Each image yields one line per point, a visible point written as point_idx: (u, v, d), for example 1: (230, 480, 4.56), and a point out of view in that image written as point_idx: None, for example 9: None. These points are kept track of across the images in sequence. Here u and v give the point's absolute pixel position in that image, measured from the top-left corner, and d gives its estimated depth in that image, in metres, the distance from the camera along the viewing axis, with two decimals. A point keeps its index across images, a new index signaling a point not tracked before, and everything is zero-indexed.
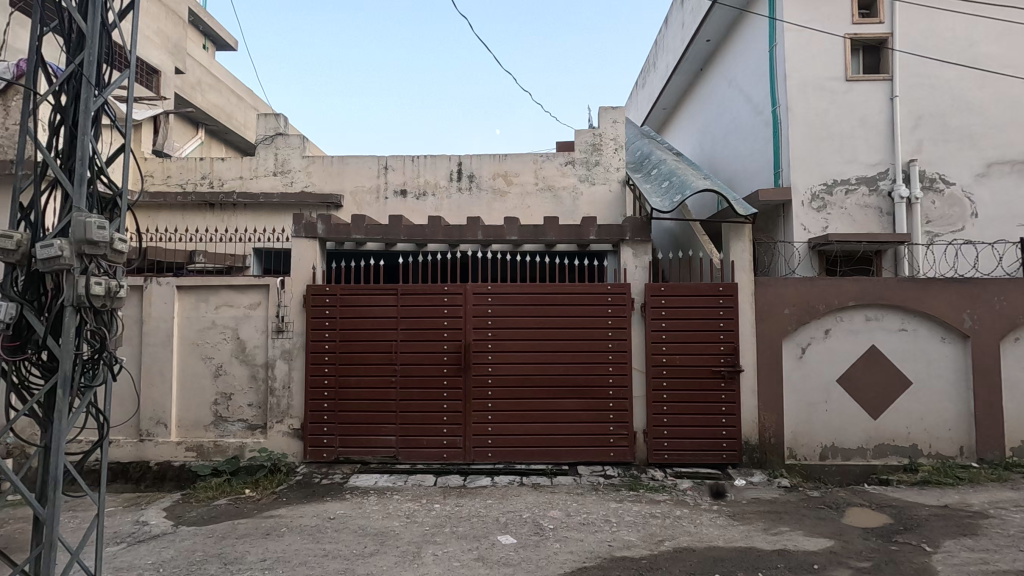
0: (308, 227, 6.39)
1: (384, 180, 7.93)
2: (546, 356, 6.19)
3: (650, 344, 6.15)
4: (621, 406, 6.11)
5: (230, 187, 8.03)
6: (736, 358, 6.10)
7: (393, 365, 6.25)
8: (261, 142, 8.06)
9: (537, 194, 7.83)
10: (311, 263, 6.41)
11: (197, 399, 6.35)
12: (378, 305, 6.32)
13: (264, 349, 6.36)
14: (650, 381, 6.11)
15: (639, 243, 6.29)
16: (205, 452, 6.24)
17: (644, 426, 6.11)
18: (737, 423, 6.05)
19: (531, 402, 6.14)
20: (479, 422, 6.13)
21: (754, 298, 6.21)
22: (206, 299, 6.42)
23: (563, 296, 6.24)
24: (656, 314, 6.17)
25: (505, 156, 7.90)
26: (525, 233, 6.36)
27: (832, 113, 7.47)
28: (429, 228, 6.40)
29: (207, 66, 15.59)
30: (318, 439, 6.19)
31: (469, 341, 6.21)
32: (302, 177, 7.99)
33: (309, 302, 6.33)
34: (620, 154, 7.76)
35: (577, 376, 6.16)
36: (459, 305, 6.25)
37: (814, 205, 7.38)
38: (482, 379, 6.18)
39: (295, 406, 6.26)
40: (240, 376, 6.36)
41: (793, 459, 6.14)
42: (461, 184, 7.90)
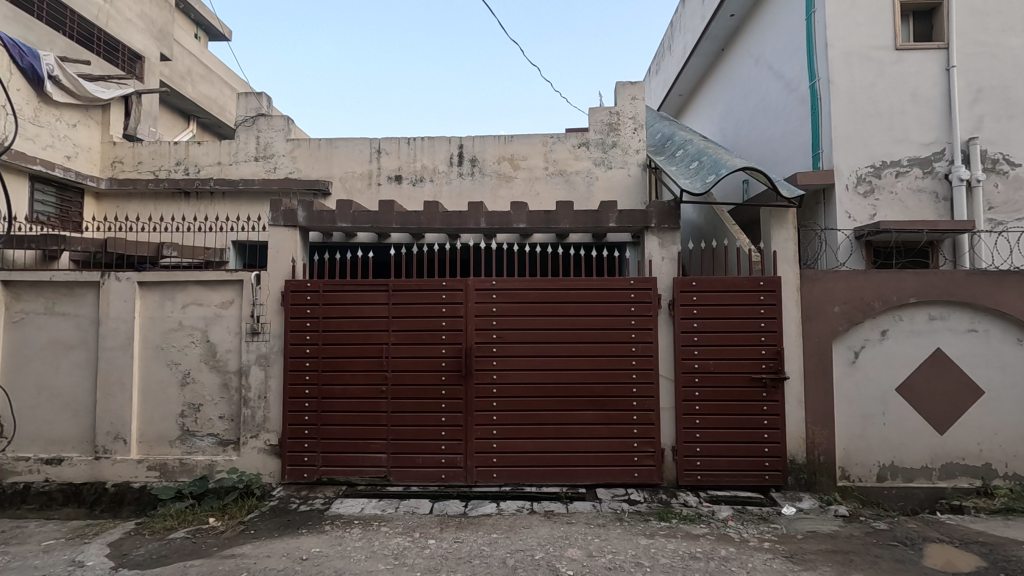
0: (287, 214, 5.61)
1: (376, 165, 7.15)
2: (559, 363, 5.37)
3: (679, 347, 5.32)
4: (646, 419, 5.29)
5: (207, 173, 7.26)
6: (780, 364, 5.26)
7: (383, 373, 5.44)
8: (241, 124, 7.28)
9: (546, 179, 7.02)
10: (290, 256, 5.64)
11: (162, 411, 5.57)
12: (367, 303, 5.52)
13: (237, 353, 5.58)
14: (679, 390, 5.29)
15: (667, 231, 5.46)
16: (169, 472, 5.46)
17: (673, 442, 5.29)
18: (782, 439, 5.21)
19: (542, 415, 5.32)
20: (483, 437, 5.32)
21: (799, 294, 5.38)
22: (172, 297, 5.65)
23: (579, 293, 5.42)
24: (686, 313, 5.34)
25: (512, 137, 7.10)
26: (535, 221, 5.53)
27: (879, 87, 6.62)
28: (425, 215, 5.59)
29: (199, 57, 14.86)
30: (299, 457, 5.40)
31: (471, 345, 5.41)
32: (287, 162, 7.21)
33: (288, 299, 5.54)
34: (639, 134, 6.96)
35: (595, 384, 5.34)
36: (459, 303, 5.45)
37: (860, 190, 6.54)
38: (485, 389, 5.36)
39: (272, 419, 5.48)
40: (210, 385, 5.58)
41: (845, 481, 5.30)
42: (462, 168, 7.10)
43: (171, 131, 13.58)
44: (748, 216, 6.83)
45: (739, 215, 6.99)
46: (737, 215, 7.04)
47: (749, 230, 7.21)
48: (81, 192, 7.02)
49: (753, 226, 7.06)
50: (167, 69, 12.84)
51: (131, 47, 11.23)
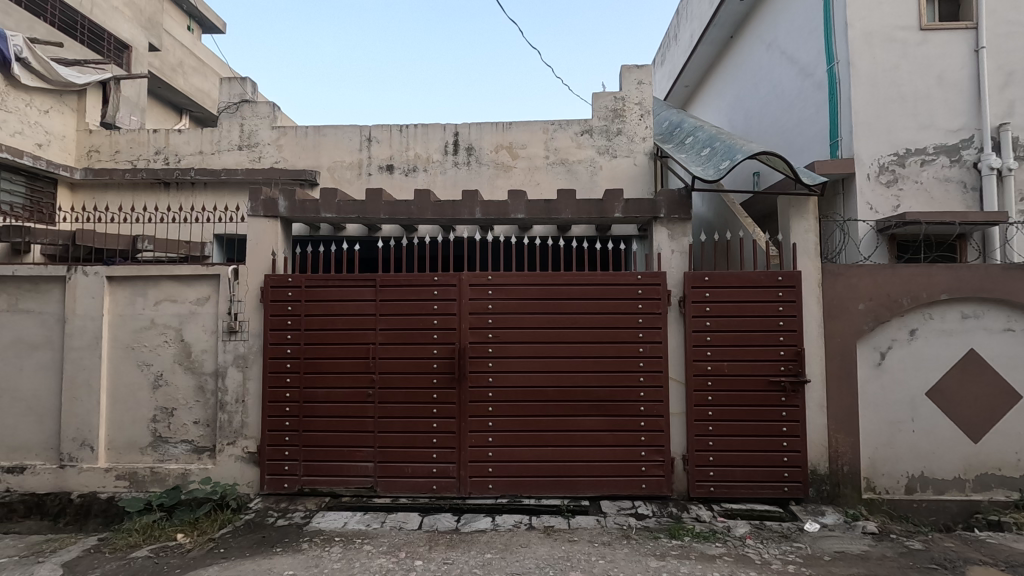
0: (267, 204, 5.21)
1: (367, 154, 6.74)
2: (561, 365, 4.95)
3: (690, 348, 4.90)
4: (655, 425, 4.88)
5: (188, 163, 6.87)
6: (800, 366, 4.84)
7: (370, 375, 5.03)
8: (224, 111, 6.88)
9: (547, 168, 6.61)
10: (271, 248, 5.23)
11: (132, 416, 5.18)
12: (353, 300, 5.11)
13: (214, 354, 5.18)
14: (691, 394, 4.87)
15: (677, 222, 5.05)
16: (139, 481, 5.07)
17: (684, 451, 4.88)
18: (802, 448, 4.80)
19: (542, 422, 4.91)
20: (478, 445, 4.91)
21: (821, 290, 4.96)
22: (144, 293, 5.25)
23: (582, 289, 5.00)
24: (698, 310, 4.92)
25: (510, 125, 6.68)
26: (534, 211, 5.11)
27: (903, 70, 6.20)
28: (415, 204, 5.17)
29: (192, 49, 14.48)
30: (279, 466, 5.00)
31: (465, 345, 4.99)
32: (272, 151, 6.81)
33: (267, 296, 5.13)
34: (646, 120, 6.55)
35: (599, 388, 4.92)
36: (452, 300, 5.04)
37: (883, 179, 6.12)
38: (480, 393, 4.94)
39: (250, 425, 5.08)
40: (185, 387, 5.19)
41: (871, 493, 4.88)
42: (458, 158, 6.69)
43: (159, 123, 13.21)
44: (763, 208, 6.40)
45: (753, 207, 6.56)
46: (750, 207, 6.62)
47: (763, 222, 6.78)
48: (54, 182, 6.64)
49: (768, 219, 6.63)
50: (157, 60, 12.46)
51: (118, 37, 10.86)
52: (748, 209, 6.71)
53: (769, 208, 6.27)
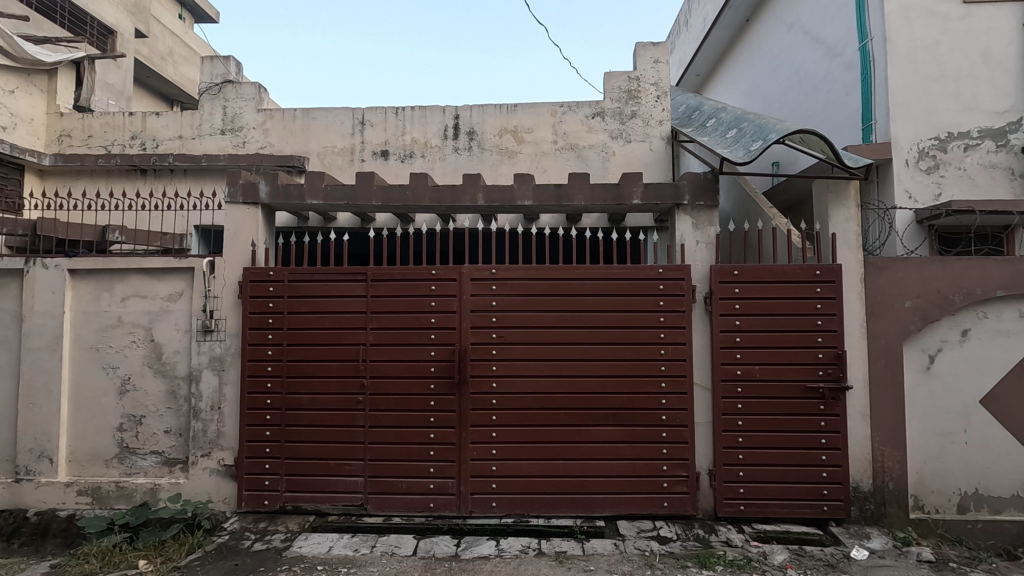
0: (247, 189, 4.71)
1: (360, 139, 6.23)
2: (573, 369, 4.43)
3: (717, 350, 4.39)
4: (678, 437, 4.37)
5: (166, 148, 6.36)
6: (841, 371, 4.32)
7: (361, 380, 4.52)
8: (206, 92, 6.37)
9: (555, 154, 6.10)
10: (250, 239, 4.71)
11: (96, 425, 4.67)
12: (341, 296, 4.58)
13: (187, 356, 4.67)
14: (718, 402, 4.36)
15: (702, 210, 4.54)
16: (103, 497, 4.57)
17: (710, 465, 4.37)
18: (843, 462, 4.28)
19: (552, 432, 4.40)
20: (480, 458, 4.40)
21: (863, 286, 4.44)
22: (110, 288, 4.74)
23: (596, 284, 4.48)
24: (727, 308, 4.41)
25: (514, 107, 6.16)
26: (543, 197, 4.58)
27: (944, 46, 5.67)
28: (411, 189, 4.64)
29: (183, 37, 13.92)
30: (258, 481, 4.49)
31: (465, 347, 4.47)
32: (257, 135, 6.30)
33: (246, 291, 4.62)
34: (662, 102, 6.04)
35: (615, 394, 4.41)
36: (451, 296, 4.52)
37: (923, 166, 5.59)
38: (483, 400, 4.43)
39: (226, 435, 4.57)
40: (154, 393, 4.68)
41: (920, 513, 4.36)
42: (459, 143, 6.17)
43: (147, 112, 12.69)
44: (791, 197, 5.89)
45: (778, 195, 6.05)
46: (776, 196, 6.11)
47: (789, 213, 6.28)
48: (20, 168, 6.13)
49: (795, 209, 6.12)
50: (145, 48, 11.94)
51: (102, 21, 10.34)
52: (773, 198, 6.21)
53: (797, 196, 5.76)
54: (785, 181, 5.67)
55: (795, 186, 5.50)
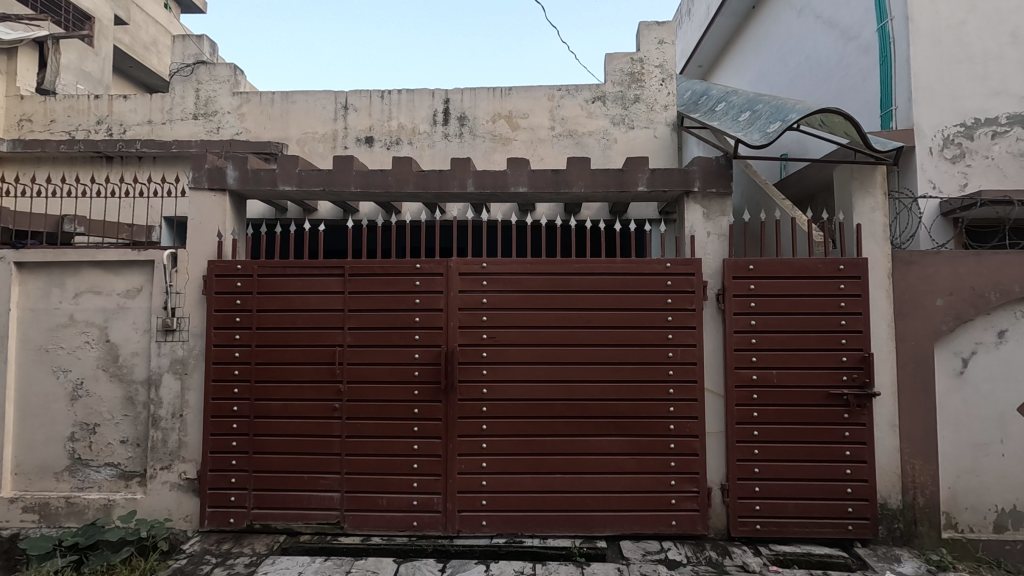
0: (213, 174, 4.27)
1: (342, 124, 5.80)
2: (571, 373, 4.01)
3: (730, 352, 3.98)
4: (687, 448, 3.96)
5: (134, 134, 5.91)
6: (867, 376, 3.91)
7: (337, 385, 4.08)
8: (177, 73, 5.93)
9: (553, 141, 5.68)
10: (216, 229, 4.26)
11: (44, 434, 4.24)
12: (316, 292, 4.15)
13: (146, 358, 4.24)
14: (730, 410, 3.96)
15: (714, 198, 4.13)
16: (52, 515, 4.14)
17: (723, 480, 3.96)
18: (869, 477, 3.88)
19: (548, 443, 3.98)
20: (469, 472, 3.97)
21: (891, 283, 4.03)
22: (61, 284, 4.30)
23: (596, 280, 4.06)
24: (741, 307, 4.00)
25: (509, 90, 5.74)
26: (539, 184, 4.16)
27: (970, 25, 5.27)
28: (393, 175, 4.22)
29: (168, 26, 13.42)
30: (223, 497, 4.05)
31: (452, 349, 4.03)
32: (232, 120, 5.86)
33: (211, 286, 4.17)
34: (667, 86, 5.63)
35: (618, 401, 4.00)
36: (437, 293, 4.09)
37: (948, 154, 5.20)
38: (472, 408, 4.00)
39: (189, 446, 4.13)
40: (109, 399, 4.24)
41: (953, 532, 3.96)
42: (449, 129, 5.74)
43: None
44: (807, 185, 5.51)
45: (793, 184, 5.67)
46: (791, 185, 5.72)
47: (804, 203, 5.91)
48: None
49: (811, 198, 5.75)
50: (126, 36, 11.47)
51: (76, 4, 9.84)
52: (787, 187, 5.83)
53: (815, 184, 5.37)
54: (803, 167, 5.28)
55: (813, 172, 5.11)
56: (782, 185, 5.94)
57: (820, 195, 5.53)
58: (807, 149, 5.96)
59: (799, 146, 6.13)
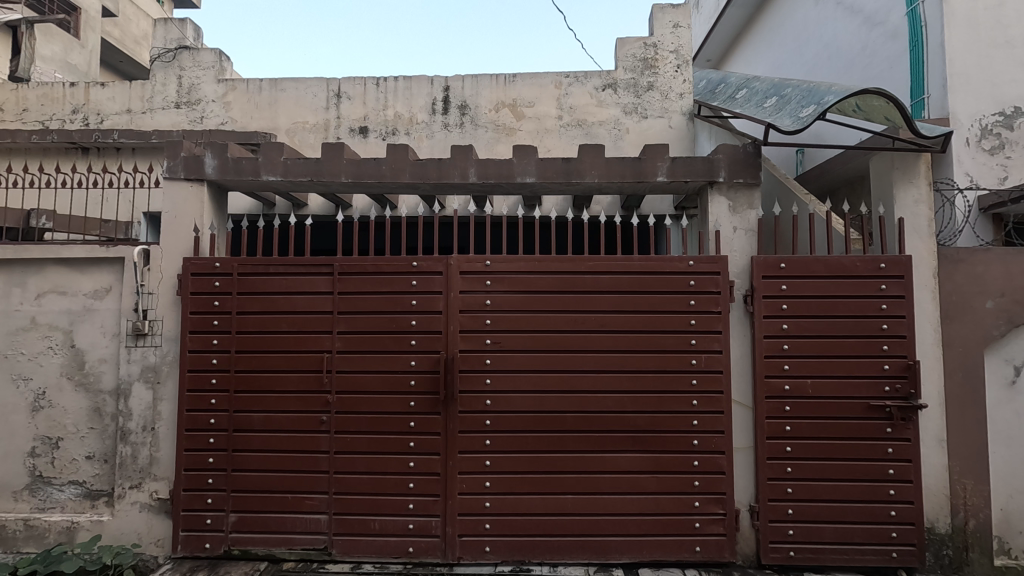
0: (190, 162, 3.88)
1: (335, 114, 5.42)
2: (584, 383, 3.63)
3: (760, 360, 3.60)
4: (712, 466, 3.57)
5: (112, 124, 5.53)
6: (912, 387, 3.53)
7: (325, 395, 3.69)
8: (158, 59, 5.55)
9: (561, 131, 5.31)
10: (193, 222, 3.87)
11: (3, 449, 3.85)
12: (303, 293, 3.77)
13: (114, 365, 3.85)
14: (761, 423, 3.57)
15: (741, 190, 3.76)
16: (9, 539, 3.75)
17: (752, 501, 3.57)
18: (916, 498, 3.49)
19: (558, 460, 3.59)
20: (471, 492, 3.58)
21: (936, 283, 3.65)
22: (23, 283, 3.91)
23: (612, 280, 3.68)
24: (772, 309, 3.62)
25: (513, 77, 5.36)
26: (548, 174, 3.77)
27: (1010, 7, 4.89)
28: (388, 164, 3.84)
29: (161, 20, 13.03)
30: (199, 520, 3.66)
31: (452, 355, 3.64)
32: (217, 109, 5.48)
33: (186, 286, 3.77)
34: (683, 73, 5.26)
35: (636, 413, 3.62)
36: (436, 294, 3.70)
37: (986, 145, 4.81)
38: (475, 421, 3.61)
39: (161, 463, 3.74)
40: (74, 410, 3.85)
41: (1006, 559, 3.54)
42: (449, 118, 5.37)
43: None
44: (836, 177, 5.17)
45: (818, 176, 5.34)
46: (816, 178, 5.39)
47: (833, 196, 5.55)
48: None
49: (841, 190, 5.40)
50: (114, 29, 11.10)
51: None
52: (811, 181, 5.50)
53: (845, 175, 5.02)
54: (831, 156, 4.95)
55: (843, 162, 4.77)
56: (805, 178, 5.62)
57: (853, 186, 5.17)
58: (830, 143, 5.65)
59: (821, 140, 5.82)
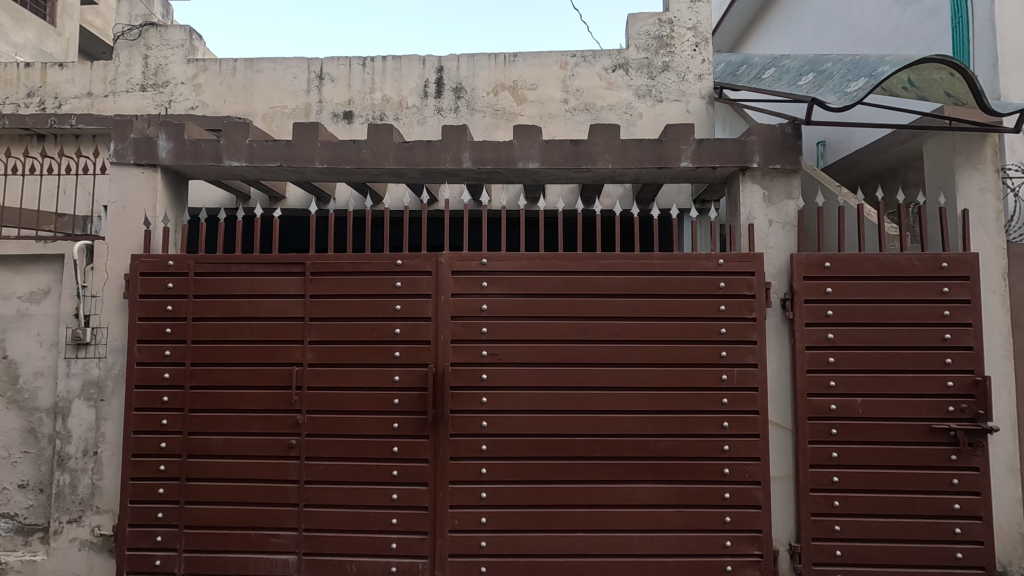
0: (141, 145, 3.36)
1: (317, 97, 4.91)
2: (597, 402, 3.11)
3: (802, 375, 3.08)
4: (746, 500, 3.06)
5: (71, 109, 5.01)
6: (981, 407, 3.01)
7: (295, 416, 3.17)
8: (122, 36, 5.03)
9: (567, 117, 4.79)
10: (143, 214, 3.34)
11: None
12: (270, 296, 3.25)
13: (52, 378, 3.33)
14: (803, 449, 3.06)
15: (776, 177, 3.25)
16: None
17: (793, 541, 3.06)
18: (986, 538, 2.97)
19: (565, 491, 3.08)
20: (465, 529, 3.06)
21: (1007, 286, 3.13)
22: None
23: (628, 282, 3.16)
24: (815, 316, 3.10)
25: (514, 57, 4.85)
26: (555, 158, 3.26)
27: None
28: (369, 147, 3.32)
29: None
30: (146, 560, 3.14)
31: (443, 369, 3.12)
32: (187, 92, 4.96)
33: (134, 289, 3.25)
34: (702, 51, 4.74)
35: (657, 437, 3.10)
36: (423, 297, 3.19)
37: None
38: (469, 446, 3.09)
39: (103, 493, 3.21)
40: (7, 431, 3.33)
41: None
42: (442, 102, 4.85)
43: None
44: (895, 157, 4.54)
45: (873, 157, 4.72)
46: (868, 159, 4.78)
47: (890, 179, 4.91)
48: None
49: (899, 171, 4.76)
50: (97, 18, 10.56)
51: None
52: (863, 161, 4.89)
53: (907, 154, 4.39)
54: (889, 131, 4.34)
55: (902, 137, 4.16)
56: (854, 161, 5.01)
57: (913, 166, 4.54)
58: (852, 135, 5.15)
59: (843, 131, 5.32)
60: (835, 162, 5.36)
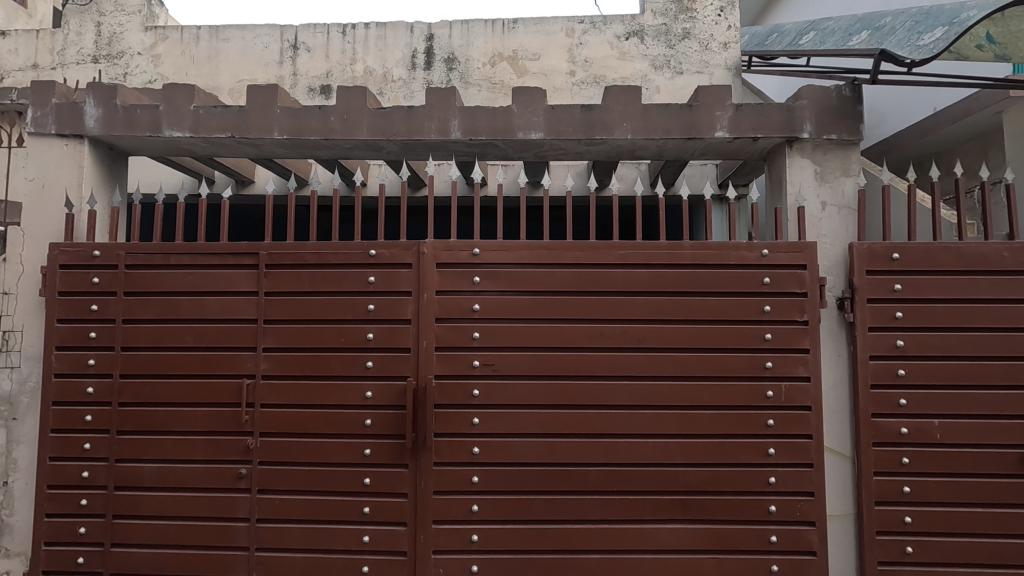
0: (65, 111, 2.78)
1: (291, 69, 4.34)
2: (613, 424, 2.54)
3: (864, 391, 2.51)
4: (797, 545, 2.49)
5: (13, 83, 4.44)
6: None
7: (246, 439, 2.61)
8: (71, 1, 4.47)
9: (573, 91, 4.23)
10: (66, 195, 2.78)
11: None
12: (217, 294, 2.68)
13: None
14: (866, 483, 2.49)
15: (830, 149, 2.68)
16: None
17: None
18: None
19: (574, 533, 2.51)
20: None
21: None
22: None
23: (650, 277, 2.59)
24: (881, 318, 2.53)
25: (513, 24, 4.28)
26: (562, 127, 2.69)
27: None
28: (337, 113, 2.75)
29: None
30: None
31: (426, 384, 2.55)
32: (145, 64, 4.39)
33: (51, 285, 2.68)
34: (728, 16, 4.17)
35: (687, 467, 2.53)
36: (401, 295, 2.62)
37: None
38: (458, 477, 2.52)
39: (13, 534, 2.64)
40: None
41: None
42: (433, 75, 4.28)
43: None
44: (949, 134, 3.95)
45: (918, 136, 4.13)
46: (911, 140, 4.20)
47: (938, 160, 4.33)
48: None
49: (949, 150, 4.17)
50: None
51: None
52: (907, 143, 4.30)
53: (965, 130, 3.80)
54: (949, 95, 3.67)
55: (983, 100, 3.44)
56: (891, 144, 4.42)
57: (969, 145, 3.94)
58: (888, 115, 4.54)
59: (875, 113, 4.71)
60: (867, 148, 4.76)
